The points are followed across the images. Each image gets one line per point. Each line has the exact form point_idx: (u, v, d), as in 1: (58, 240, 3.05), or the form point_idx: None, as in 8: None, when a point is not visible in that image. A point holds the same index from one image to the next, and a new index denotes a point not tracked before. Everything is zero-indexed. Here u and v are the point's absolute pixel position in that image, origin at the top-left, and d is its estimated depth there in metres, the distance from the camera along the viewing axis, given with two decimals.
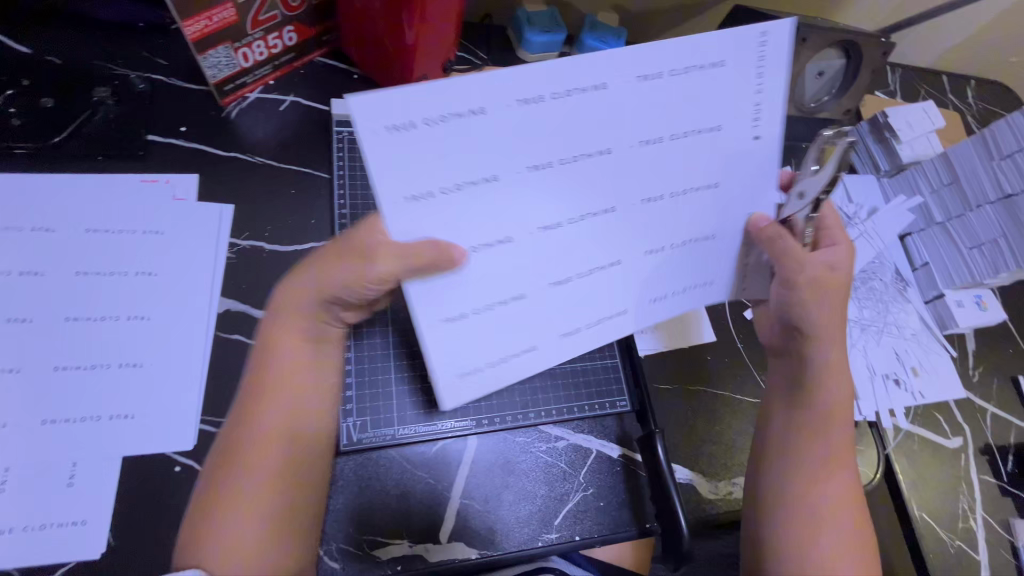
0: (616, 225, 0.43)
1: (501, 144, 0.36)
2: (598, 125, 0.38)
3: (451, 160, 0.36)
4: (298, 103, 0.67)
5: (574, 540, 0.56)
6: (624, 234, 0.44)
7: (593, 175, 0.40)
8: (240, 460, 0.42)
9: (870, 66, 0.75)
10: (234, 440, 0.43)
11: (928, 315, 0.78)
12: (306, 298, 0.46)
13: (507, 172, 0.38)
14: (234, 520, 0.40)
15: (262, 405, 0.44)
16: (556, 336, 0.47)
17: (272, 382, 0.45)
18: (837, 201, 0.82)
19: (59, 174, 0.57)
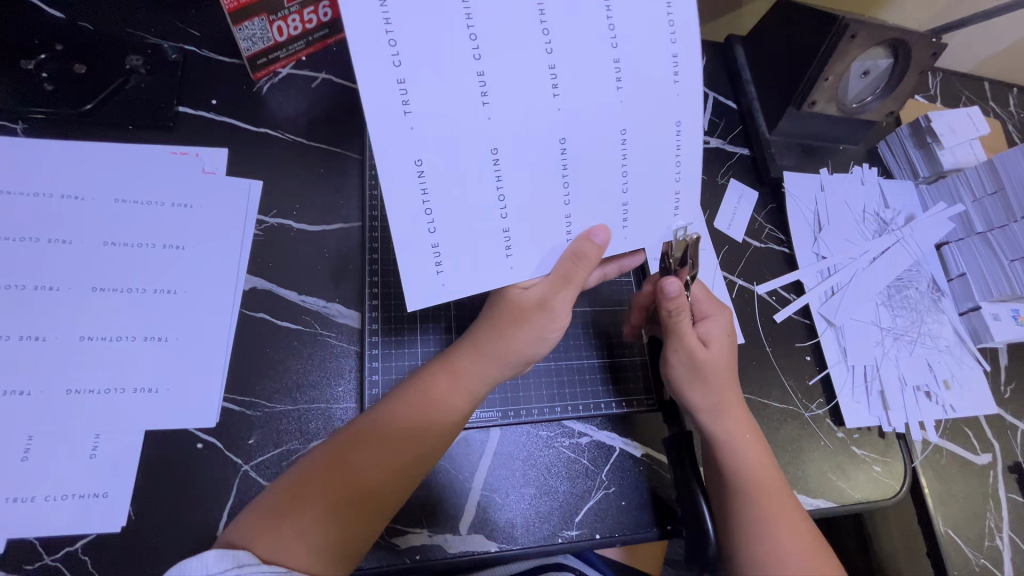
0: (635, 145, 0.40)
1: (478, 143, 0.37)
2: (546, 153, 0.39)
3: (470, 201, 0.39)
4: (331, 81, 0.66)
5: (594, 538, 0.55)
6: (645, 134, 0.40)
7: (598, 185, 0.41)
8: (346, 464, 0.44)
9: (918, 67, 0.73)
10: (351, 443, 0.45)
11: (962, 328, 0.76)
12: (487, 350, 0.49)
13: (516, 165, 0.38)
14: (306, 517, 0.41)
15: (395, 429, 0.46)
16: (685, 123, 0.41)
17: (413, 413, 0.47)
18: (873, 206, 0.80)
19: (90, 142, 0.56)
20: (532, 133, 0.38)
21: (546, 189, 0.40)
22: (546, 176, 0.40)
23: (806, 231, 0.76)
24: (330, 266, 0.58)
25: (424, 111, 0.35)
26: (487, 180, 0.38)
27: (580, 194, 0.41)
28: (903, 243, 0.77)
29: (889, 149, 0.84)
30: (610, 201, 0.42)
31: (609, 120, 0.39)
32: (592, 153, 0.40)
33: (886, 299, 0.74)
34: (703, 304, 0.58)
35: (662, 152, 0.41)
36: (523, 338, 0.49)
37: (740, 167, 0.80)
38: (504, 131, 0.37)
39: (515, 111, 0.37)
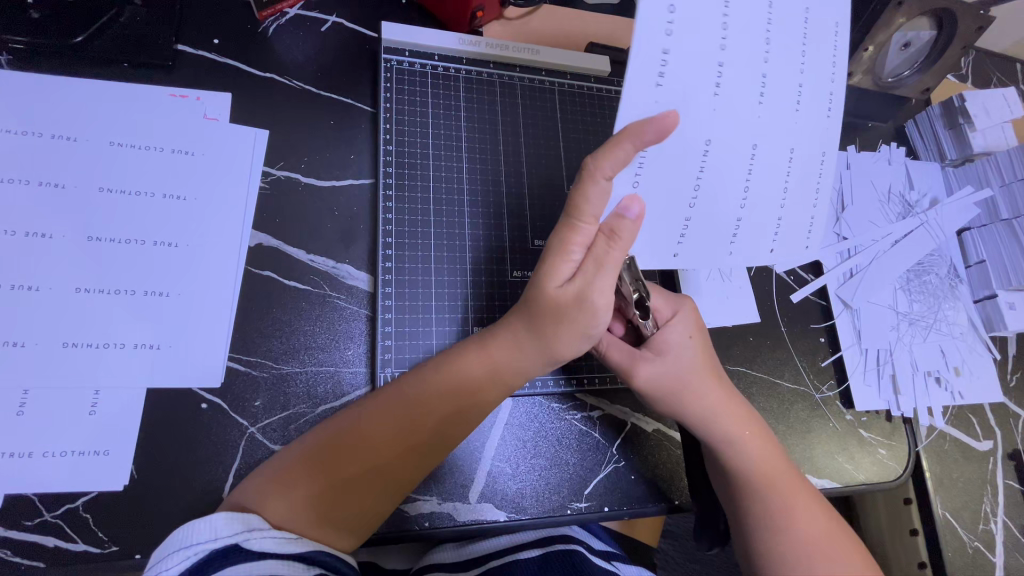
0: (797, 166, 0.44)
1: (691, 126, 0.39)
2: (739, 149, 0.42)
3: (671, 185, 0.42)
4: (342, 25, 0.62)
5: (603, 511, 0.55)
6: (801, 157, 0.44)
7: (766, 192, 0.44)
8: (366, 439, 0.42)
9: (962, 40, 0.69)
10: (366, 419, 0.43)
11: (976, 316, 0.75)
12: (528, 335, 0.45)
13: (715, 158, 0.41)
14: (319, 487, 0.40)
15: (417, 411, 0.44)
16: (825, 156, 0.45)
17: (435, 397, 0.45)
18: (898, 187, 0.77)
19: (83, 77, 0.52)
20: (737, 128, 0.41)
21: (733, 185, 0.43)
22: (734, 173, 0.43)
23: (829, 210, 0.74)
24: (339, 225, 0.55)
25: (671, 91, 0.37)
26: (690, 170, 0.41)
27: (755, 198, 0.44)
28: (927, 226, 0.75)
29: (916, 129, 0.81)
30: (769, 209, 0.46)
31: (790, 129, 0.43)
32: (771, 162, 0.43)
33: (905, 283, 0.72)
34: (662, 306, 0.53)
35: (807, 177, 0.45)
36: (559, 328, 0.45)
37: None
38: (721, 126, 0.40)
39: (737, 103, 0.40)
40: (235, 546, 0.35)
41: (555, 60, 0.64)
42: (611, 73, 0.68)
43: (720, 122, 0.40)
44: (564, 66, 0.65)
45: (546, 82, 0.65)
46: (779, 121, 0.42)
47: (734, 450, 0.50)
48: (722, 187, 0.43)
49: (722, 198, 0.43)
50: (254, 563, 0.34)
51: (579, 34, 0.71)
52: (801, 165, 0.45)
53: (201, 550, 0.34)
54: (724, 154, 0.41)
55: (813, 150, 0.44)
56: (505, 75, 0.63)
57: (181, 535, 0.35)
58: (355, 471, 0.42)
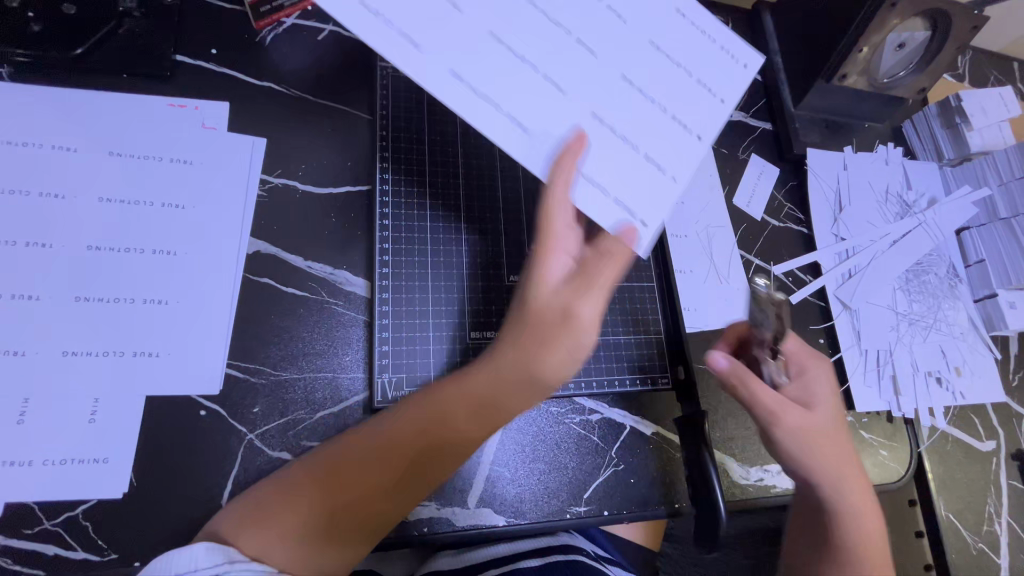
0: (670, 59, 0.46)
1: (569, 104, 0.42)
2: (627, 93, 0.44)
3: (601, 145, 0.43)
4: (338, 33, 0.62)
5: (602, 515, 0.54)
6: (674, 53, 0.46)
7: (671, 99, 0.45)
8: (350, 463, 0.43)
9: (957, 40, 0.69)
10: (349, 450, 0.43)
11: (977, 315, 0.74)
12: (514, 361, 0.44)
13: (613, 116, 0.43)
14: (303, 512, 0.41)
15: (396, 447, 0.43)
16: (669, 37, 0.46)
17: (420, 424, 0.44)
18: (896, 187, 0.77)
19: (83, 88, 0.52)
20: (614, 92, 0.44)
21: (648, 127, 0.44)
22: (643, 112, 0.44)
23: (827, 211, 0.74)
24: (337, 231, 0.55)
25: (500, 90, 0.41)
26: (603, 130, 0.43)
27: (662, 106, 0.45)
28: (925, 226, 0.75)
29: (913, 129, 0.81)
30: (684, 108, 0.45)
31: (643, 50, 0.45)
32: (652, 76, 0.45)
33: (904, 283, 0.72)
34: (798, 354, 0.54)
35: (686, 69, 0.46)
36: (539, 362, 0.44)
37: (763, 142, 0.77)
38: (598, 99, 0.43)
39: (596, 75, 0.43)
40: None
41: None
42: None
43: (590, 92, 0.43)
44: None
45: None
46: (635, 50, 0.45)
47: (852, 530, 0.48)
48: (636, 128, 0.44)
49: (650, 131, 0.44)
50: None
51: None
52: (665, 54, 0.46)
53: None
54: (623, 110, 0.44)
55: (677, 45, 0.46)
56: None
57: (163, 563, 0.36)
58: (341, 496, 0.42)
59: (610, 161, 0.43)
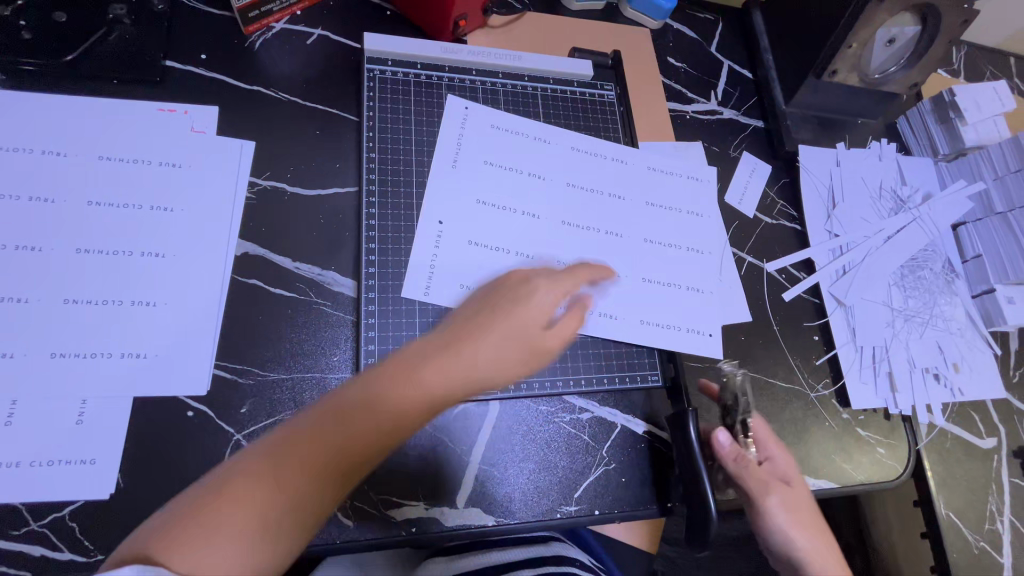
0: (617, 185, 0.64)
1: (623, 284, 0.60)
2: (636, 243, 0.62)
3: (649, 285, 0.61)
4: (327, 37, 0.63)
5: (593, 514, 0.54)
6: (609, 177, 0.64)
7: (652, 222, 0.64)
8: (290, 495, 0.33)
9: (947, 36, 0.69)
10: (256, 468, 0.33)
11: (975, 311, 0.74)
12: (487, 367, 0.37)
13: (641, 273, 0.61)
14: (234, 557, 0.32)
15: (317, 456, 0.34)
16: (569, 146, 0.63)
17: (345, 431, 0.34)
18: (890, 183, 0.77)
19: (73, 94, 0.53)
20: (632, 250, 0.62)
21: (653, 253, 0.62)
22: (648, 252, 0.62)
23: (820, 207, 0.74)
24: (325, 233, 0.56)
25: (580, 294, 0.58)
26: (645, 275, 0.61)
27: (645, 230, 0.63)
28: (920, 221, 0.74)
29: (908, 124, 0.81)
30: (652, 210, 0.64)
31: (595, 196, 0.62)
32: (615, 211, 0.62)
33: (899, 279, 0.72)
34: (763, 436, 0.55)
35: (622, 178, 0.64)
36: (501, 349, 0.37)
37: (755, 140, 0.77)
38: (631, 257, 0.61)
39: (617, 253, 0.61)
40: None
41: (537, 66, 0.65)
42: (593, 76, 0.69)
43: (622, 259, 0.61)
44: (546, 71, 0.66)
45: (529, 87, 0.65)
46: (603, 213, 0.62)
47: None
48: (655, 259, 0.62)
49: (656, 257, 0.62)
50: None
51: (562, 39, 0.72)
52: (606, 172, 0.64)
53: None
54: (647, 260, 0.62)
55: (594, 166, 0.64)
56: (487, 82, 0.64)
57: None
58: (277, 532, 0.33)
59: (656, 292, 0.61)
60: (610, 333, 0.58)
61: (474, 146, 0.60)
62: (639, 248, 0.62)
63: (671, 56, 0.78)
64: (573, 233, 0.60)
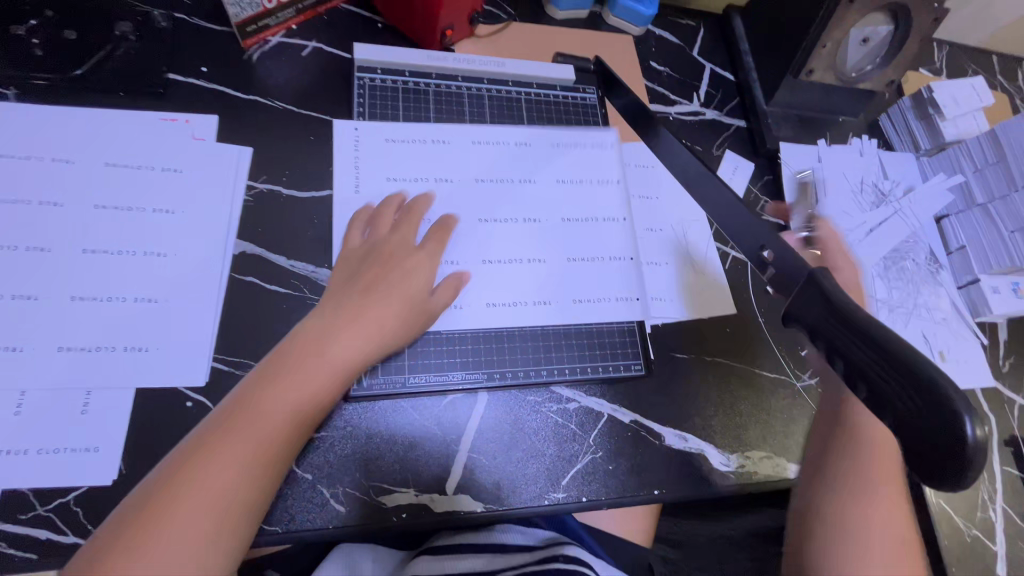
0: (520, 179, 0.64)
1: (538, 272, 0.61)
2: (545, 227, 0.63)
3: (574, 264, 0.63)
4: (321, 49, 0.67)
5: (581, 501, 0.55)
6: (517, 159, 0.65)
7: (561, 202, 0.65)
8: (208, 491, 0.39)
9: (919, 33, 0.71)
10: (202, 441, 0.40)
11: (961, 301, 0.75)
12: (348, 351, 0.47)
13: (560, 258, 0.62)
14: (185, 553, 0.37)
15: (249, 411, 0.42)
16: (468, 141, 0.64)
17: (268, 380, 0.44)
18: (871, 177, 0.78)
19: (82, 105, 0.56)
20: (548, 234, 0.63)
21: (570, 234, 0.64)
22: (570, 236, 0.64)
23: (802, 202, 0.75)
24: (319, 232, 0.58)
25: (505, 290, 0.60)
26: (569, 258, 0.63)
27: (561, 211, 0.65)
28: (901, 214, 0.76)
29: (890, 123, 0.83)
30: (552, 186, 0.65)
31: (510, 197, 0.63)
32: (531, 201, 0.64)
33: (882, 270, 0.73)
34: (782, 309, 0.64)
35: (528, 163, 0.66)
36: (395, 300, 0.51)
37: (736, 139, 0.79)
38: (550, 247, 0.62)
39: (532, 244, 0.62)
40: None
41: (521, 72, 0.69)
42: (576, 81, 0.72)
43: (543, 250, 0.62)
44: (530, 77, 0.69)
45: (513, 92, 0.68)
46: (518, 205, 0.63)
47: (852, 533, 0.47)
48: (579, 230, 0.64)
49: (580, 237, 0.64)
50: None
51: (547, 47, 0.75)
52: (513, 164, 0.65)
53: None
54: (569, 242, 0.64)
55: (505, 164, 0.65)
56: (472, 88, 0.67)
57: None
58: (213, 530, 0.38)
59: (580, 268, 0.63)
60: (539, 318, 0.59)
61: (373, 165, 0.60)
62: (549, 233, 0.63)
63: (653, 60, 0.81)
64: (495, 229, 0.61)
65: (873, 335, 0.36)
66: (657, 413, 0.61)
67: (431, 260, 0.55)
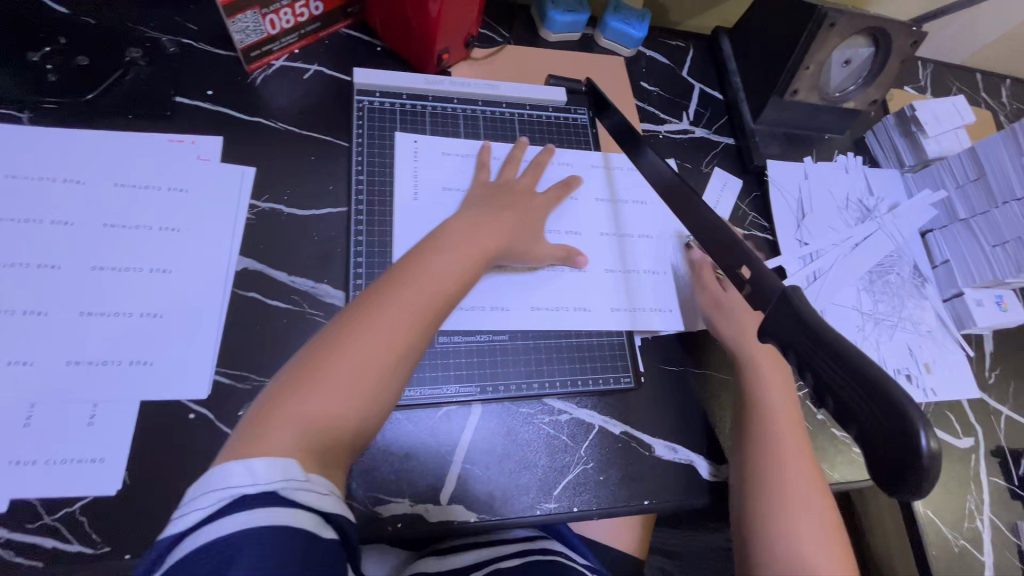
0: (583, 198, 0.70)
1: (608, 284, 0.66)
2: (608, 241, 0.68)
3: (653, 273, 0.68)
4: (322, 72, 0.69)
5: (572, 511, 0.57)
6: (588, 177, 0.71)
7: (625, 214, 0.70)
8: (364, 351, 0.45)
9: (899, 55, 0.74)
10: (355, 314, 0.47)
11: (945, 314, 0.76)
12: (455, 267, 0.52)
13: (634, 269, 0.68)
14: (347, 402, 0.43)
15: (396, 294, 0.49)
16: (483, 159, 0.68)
17: (410, 273, 0.50)
18: (856, 193, 0.81)
19: (92, 128, 0.59)
20: (622, 248, 0.68)
21: (643, 243, 0.69)
22: (642, 252, 0.69)
23: (789, 217, 0.78)
24: (318, 249, 0.60)
25: (582, 299, 0.64)
26: (649, 267, 0.68)
27: (626, 225, 0.70)
28: (885, 229, 0.78)
29: (876, 139, 0.85)
30: (619, 202, 0.71)
31: (583, 218, 0.68)
32: (588, 213, 0.69)
33: (867, 284, 0.75)
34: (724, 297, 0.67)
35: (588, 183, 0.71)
36: (499, 228, 0.58)
37: (725, 156, 0.81)
38: (623, 261, 0.68)
39: (604, 262, 0.67)
40: (269, 493, 0.36)
41: (514, 94, 0.71)
42: (567, 102, 0.74)
43: (612, 262, 0.67)
44: (523, 99, 0.72)
45: (507, 113, 0.71)
46: (594, 219, 0.69)
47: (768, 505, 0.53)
48: (637, 245, 0.69)
49: (648, 250, 0.69)
50: (287, 512, 0.36)
51: (540, 68, 0.78)
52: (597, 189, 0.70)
53: (233, 493, 0.35)
54: (636, 255, 0.69)
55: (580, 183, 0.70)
56: (467, 109, 0.70)
57: (213, 478, 0.36)
58: (368, 379, 0.44)
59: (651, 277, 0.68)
60: (527, 323, 0.61)
61: (431, 173, 0.65)
62: (613, 246, 0.68)
63: (644, 81, 0.83)
64: (569, 240, 0.66)
65: (848, 356, 0.36)
66: (646, 425, 0.62)
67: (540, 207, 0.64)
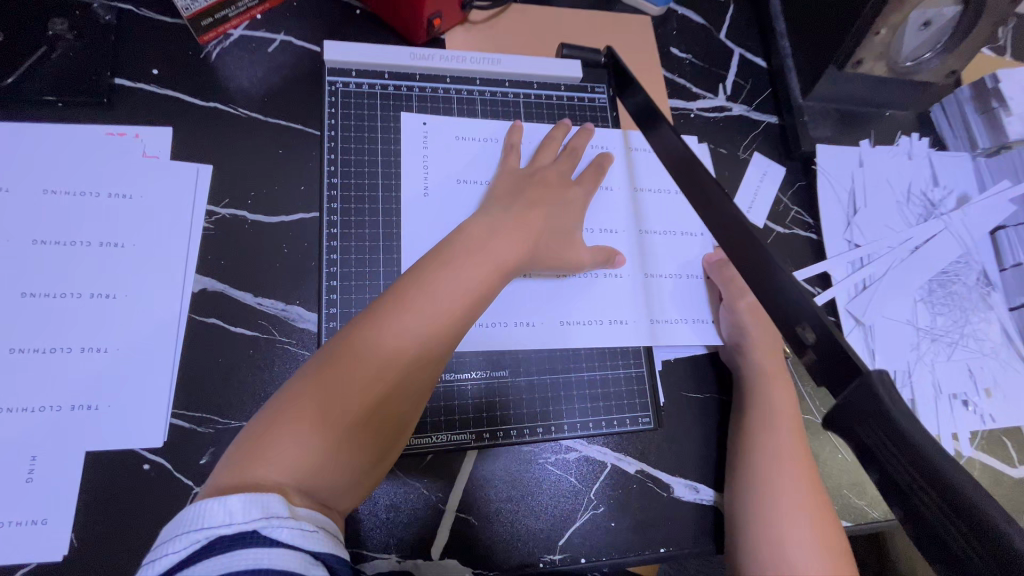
0: (614, 190, 0.60)
1: (629, 294, 0.57)
2: (635, 241, 0.60)
3: (682, 278, 0.60)
4: (290, 43, 0.58)
5: (579, 562, 0.51)
6: (616, 162, 0.61)
7: (659, 209, 0.61)
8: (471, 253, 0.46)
9: (993, 16, 0.60)
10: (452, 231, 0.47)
11: (1011, 325, 0.66)
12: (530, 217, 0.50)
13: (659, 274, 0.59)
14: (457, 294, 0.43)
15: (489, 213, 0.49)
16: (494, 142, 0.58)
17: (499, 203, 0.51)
18: (920, 184, 0.69)
19: (13, 121, 0.49)
20: (651, 249, 0.60)
21: (671, 242, 0.61)
22: (670, 254, 0.60)
23: (838, 213, 0.67)
24: (288, 264, 0.52)
25: (599, 309, 0.56)
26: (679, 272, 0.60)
27: (655, 222, 0.61)
28: (952, 230, 0.67)
29: (942, 114, 0.72)
30: (653, 196, 0.62)
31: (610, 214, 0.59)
32: (613, 208, 0.60)
33: (926, 294, 0.65)
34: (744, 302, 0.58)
35: (616, 170, 0.61)
36: (551, 211, 0.52)
37: (767, 138, 0.70)
38: (649, 264, 0.59)
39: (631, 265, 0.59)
40: (252, 533, 0.29)
41: (519, 70, 0.60)
42: (583, 78, 0.62)
43: (636, 266, 0.59)
44: (529, 76, 0.60)
45: (510, 93, 0.60)
46: (616, 212, 0.60)
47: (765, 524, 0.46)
48: (662, 245, 0.60)
49: (677, 250, 0.61)
50: (268, 552, 0.29)
51: (551, 33, 0.65)
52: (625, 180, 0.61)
53: (209, 534, 0.29)
54: (665, 259, 0.60)
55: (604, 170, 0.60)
56: (462, 90, 0.59)
57: (190, 516, 0.30)
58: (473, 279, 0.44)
59: (678, 284, 0.60)
60: (531, 343, 0.54)
61: (444, 164, 0.56)
62: (639, 249, 0.59)
63: (675, 46, 0.70)
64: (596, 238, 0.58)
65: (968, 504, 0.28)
66: (666, 462, 0.55)
67: (581, 198, 0.56)
